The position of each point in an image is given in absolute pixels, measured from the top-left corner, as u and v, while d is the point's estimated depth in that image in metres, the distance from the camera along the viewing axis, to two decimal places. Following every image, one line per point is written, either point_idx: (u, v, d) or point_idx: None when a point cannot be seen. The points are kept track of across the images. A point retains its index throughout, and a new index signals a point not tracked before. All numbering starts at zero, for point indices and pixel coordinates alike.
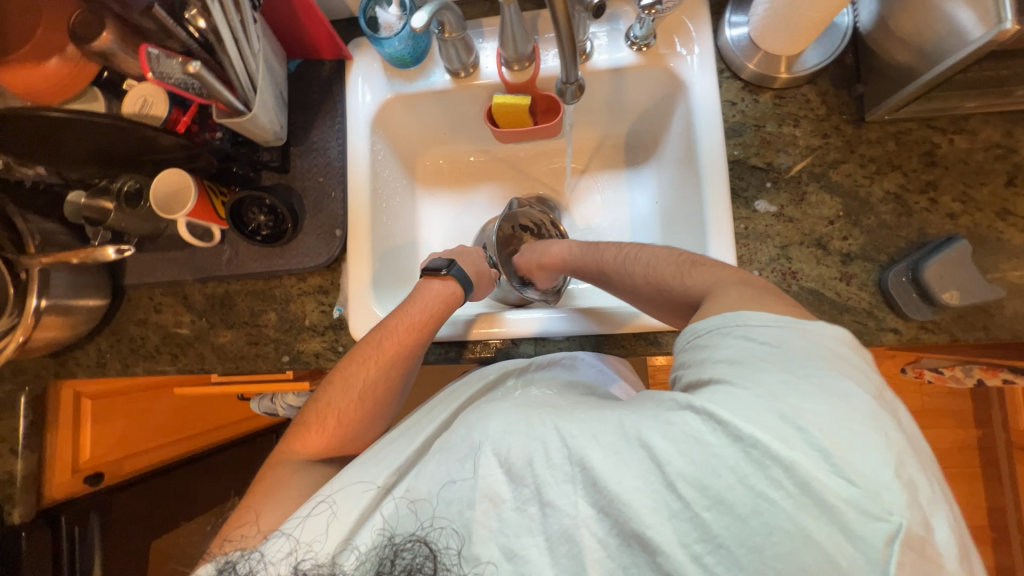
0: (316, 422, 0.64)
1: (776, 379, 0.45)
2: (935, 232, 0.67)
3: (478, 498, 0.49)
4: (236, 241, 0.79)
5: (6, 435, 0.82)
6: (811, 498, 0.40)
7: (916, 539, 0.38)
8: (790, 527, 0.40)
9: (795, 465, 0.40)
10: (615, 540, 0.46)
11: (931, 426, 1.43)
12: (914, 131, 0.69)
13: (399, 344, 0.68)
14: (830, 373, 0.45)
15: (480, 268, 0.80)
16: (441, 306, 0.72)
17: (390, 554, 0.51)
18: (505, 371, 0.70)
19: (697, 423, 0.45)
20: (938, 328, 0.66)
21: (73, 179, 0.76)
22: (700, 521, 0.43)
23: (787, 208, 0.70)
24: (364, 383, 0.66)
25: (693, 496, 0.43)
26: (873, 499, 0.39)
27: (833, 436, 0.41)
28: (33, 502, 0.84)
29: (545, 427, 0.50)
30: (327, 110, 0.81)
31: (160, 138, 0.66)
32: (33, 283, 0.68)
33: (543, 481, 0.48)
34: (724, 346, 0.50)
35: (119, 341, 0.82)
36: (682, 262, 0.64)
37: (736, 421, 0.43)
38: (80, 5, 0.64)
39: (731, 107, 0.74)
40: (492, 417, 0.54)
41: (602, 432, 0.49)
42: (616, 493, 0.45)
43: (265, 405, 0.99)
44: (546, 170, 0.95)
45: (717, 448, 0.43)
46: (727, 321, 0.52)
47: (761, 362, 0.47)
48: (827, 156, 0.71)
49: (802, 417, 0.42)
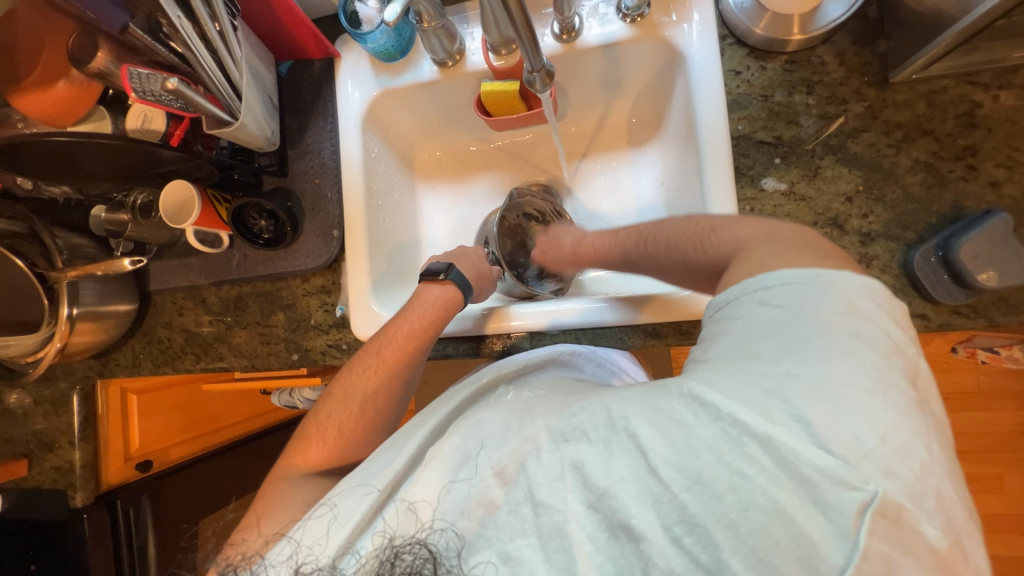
0: (316, 436, 0.66)
1: (774, 347, 0.42)
2: (972, 205, 0.60)
3: (473, 505, 0.48)
4: (243, 245, 0.82)
5: (64, 429, 0.91)
6: (787, 472, 0.37)
7: (892, 506, 0.35)
8: (765, 504, 0.37)
9: (772, 439, 0.37)
10: (605, 534, 0.44)
11: (988, 409, 1.31)
12: (950, 89, 0.61)
13: (398, 352, 0.69)
14: (837, 334, 0.41)
15: (479, 269, 0.79)
16: (439, 313, 0.72)
17: (390, 557, 0.49)
18: (499, 375, 0.68)
19: (682, 408, 0.42)
20: (975, 312, 0.59)
21: (94, 195, 0.81)
22: (679, 501, 0.40)
23: (798, 185, 0.65)
24: (363, 395, 0.68)
25: (672, 476, 0.41)
26: (851, 467, 0.36)
27: (821, 406, 0.37)
28: (92, 487, 0.93)
29: (534, 426, 0.49)
30: (319, 111, 0.81)
31: (160, 153, 0.69)
32: (64, 296, 0.75)
33: (535, 481, 0.46)
34: (738, 317, 0.46)
35: (150, 343, 0.88)
36: (706, 226, 0.58)
37: (718, 399, 0.40)
38: (77, 28, 0.66)
39: (735, 77, 0.68)
40: (486, 421, 0.54)
41: (590, 425, 0.46)
42: (603, 487, 0.43)
43: (285, 398, 1.05)
44: (546, 156, 0.92)
45: (695, 428, 0.41)
46: (745, 287, 0.48)
47: (767, 331, 0.43)
48: (845, 124, 0.64)
49: (787, 388, 0.39)
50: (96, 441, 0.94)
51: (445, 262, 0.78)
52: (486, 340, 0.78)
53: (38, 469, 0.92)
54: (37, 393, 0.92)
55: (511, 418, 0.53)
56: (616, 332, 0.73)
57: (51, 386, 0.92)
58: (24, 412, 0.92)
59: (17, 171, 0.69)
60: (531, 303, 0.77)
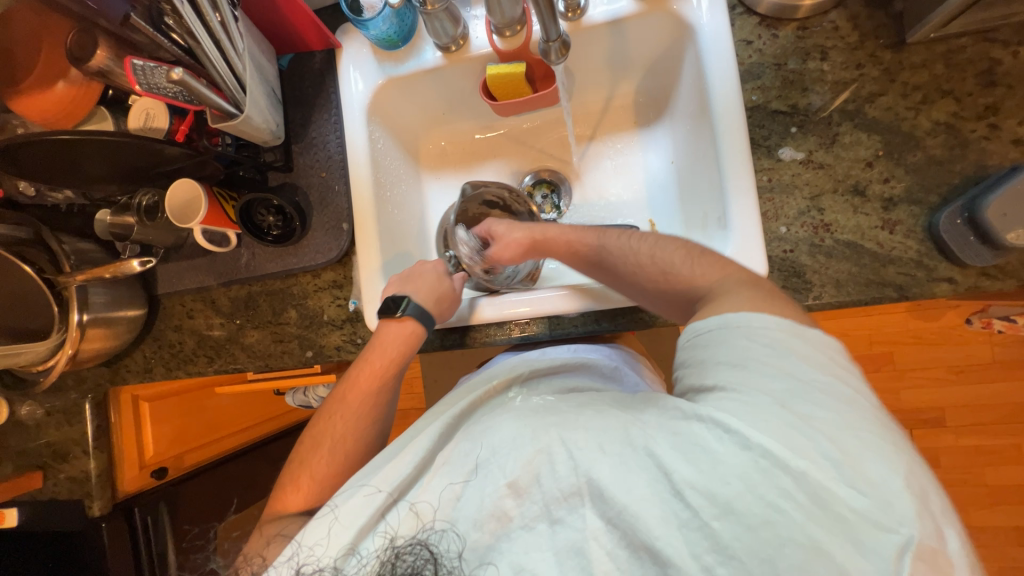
0: (292, 481, 0.62)
1: (781, 386, 0.41)
2: (996, 163, 0.59)
3: (485, 518, 0.44)
4: (252, 243, 0.81)
5: (77, 439, 0.90)
6: (823, 509, 0.36)
7: (928, 551, 0.35)
8: (801, 539, 0.36)
9: (806, 475, 0.37)
10: (625, 552, 0.41)
11: (1003, 379, 1.30)
12: (968, 48, 0.60)
13: (363, 395, 0.67)
14: (813, 370, 0.43)
15: (437, 290, 0.72)
16: (400, 349, 0.69)
17: (391, 558, 0.46)
18: (511, 376, 0.65)
19: (706, 432, 0.40)
20: (1002, 273, 0.58)
21: (98, 199, 0.80)
22: (710, 530, 0.38)
23: (816, 153, 0.63)
24: (332, 439, 0.64)
25: (702, 504, 0.38)
26: (883, 508, 0.36)
27: (841, 444, 0.38)
28: (108, 497, 0.92)
29: (547, 435, 0.45)
30: (323, 103, 0.80)
31: (166, 151, 0.68)
32: (73, 300, 0.73)
33: (550, 496, 0.43)
34: (725, 346, 0.46)
35: (161, 348, 0.87)
36: (691, 249, 0.59)
37: (745, 428, 0.39)
38: (75, 25, 0.65)
39: (746, 46, 0.67)
40: (497, 428, 0.48)
41: (607, 439, 0.43)
42: (623, 504, 0.40)
43: (299, 398, 1.06)
44: (552, 140, 0.90)
45: (723, 456, 0.39)
46: (728, 320, 0.48)
47: (765, 366, 0.43)
48: (862, 89, 0.63)
49: (811, 425, 0.39)
50: (110, 449, 0.93)
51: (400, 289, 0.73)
52: (503, 327, 0.76)
53: (53, 481, 0.91)
54: (48, 404, 0.91)
55: (521, 425, 0.47)
56: (636, 312, 0.72)
57: (62, 396, 0.90)
58: (37, 423, 0.91)
59: (19, 174, 0.67)
60: (512, 294, 0.74)
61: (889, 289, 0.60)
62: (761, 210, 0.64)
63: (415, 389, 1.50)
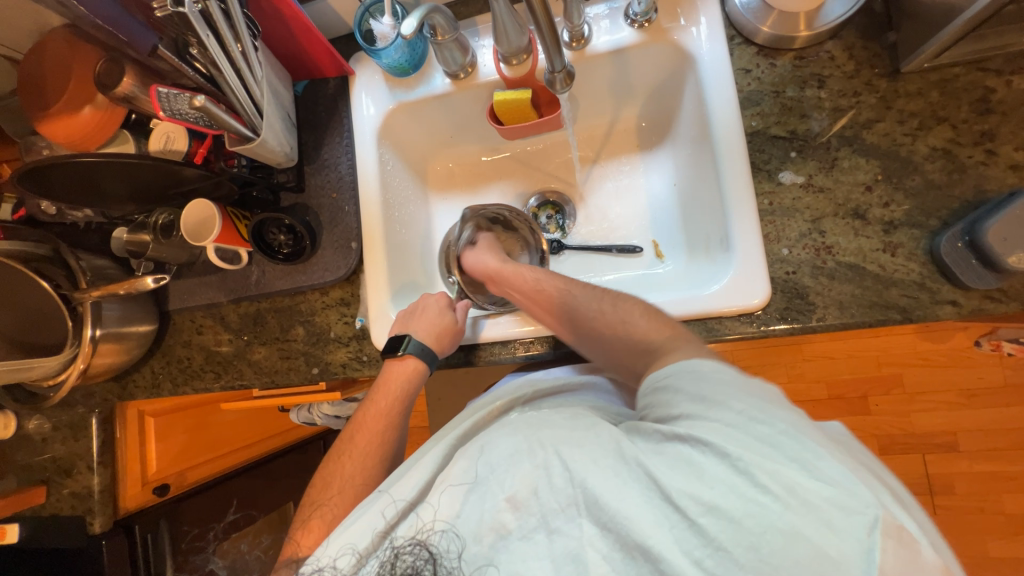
0: (302, 525, 0.61)
1: (740, 409, 0.41)
2: (995, 188, 0.60)
3: (484, 531, 0.44)
4: (262, 261, 0.83)
5: (83, 453, 0.91)
6: (799, 500, 0.36)
7: (893, 526, 0.35)
8: (783, 527, 0.35)
9: (777, 472, 0.37)
10: (619, 554, 0.40)
11: (1016, 404, 1.28)
12: (962, 77, 0.62)
13: (370, 434, 0.67)
14: (768, 395, 0.43)
15: (439, 325, 0.72)
16: (403, 387, 0.70)
17: (391, 558, 0.48)
18: (513, 398, 0.66)
19: (691, 448, 0.40)
20: (1006, 296, 0.58)
21: (117, 217, 0.82)
22: (698, 527, 0.37)
23: (816, 177, 0.65)
24: (341, 480, 0.64)
25: (690, 505, 0.38)
26: (852, 492, 0.36)
27: (806, 448, 0.38)
28: (110, 513, 0.92)
29: (544, 451, 0.45)
30: (335, 126, 0.83)
31: (183, 172, 0.70)
32: (87, 315, 0.75)
33: (548, 508, 0.43)
34: (684, 386, 0.46)
35: (170, 363, 0.88)
36: (647, 307, 0.62)
37: (713, 437, 0.40)
38: (104, 54, 0.69)
39: (745, 75, 0.69)
40: (495, 444, 0.48)
41: (599, 451, 0.43)
42: (616, 510, 0.40)
43: (304, 415, 1.06)
44: (556, 163, 0.92)
45: (704, 463, 0.39)
46: (681, 368, 0.48)
47: (727, 400, 0.42)
48: (859, 116, 0.64)
49: (774, 430, 0.39)
50: (114, 464, 0.94)
51: (404, 323, 0.74)
52: (508, 345, 0.76)
53: (56, 496, 0.91)
54: (56, 418, 0.92)
55: (517, 440, 0.47)
56: None
57: (70, 410, 0.91)
58: (43, 438, 0.91)
59: (42, 194, 0.70)
60: (511, 317, 0.75)
61: (892, 311, 0.60)
62: (762, 231, 0.65)
63: (419, 407, 1.49)
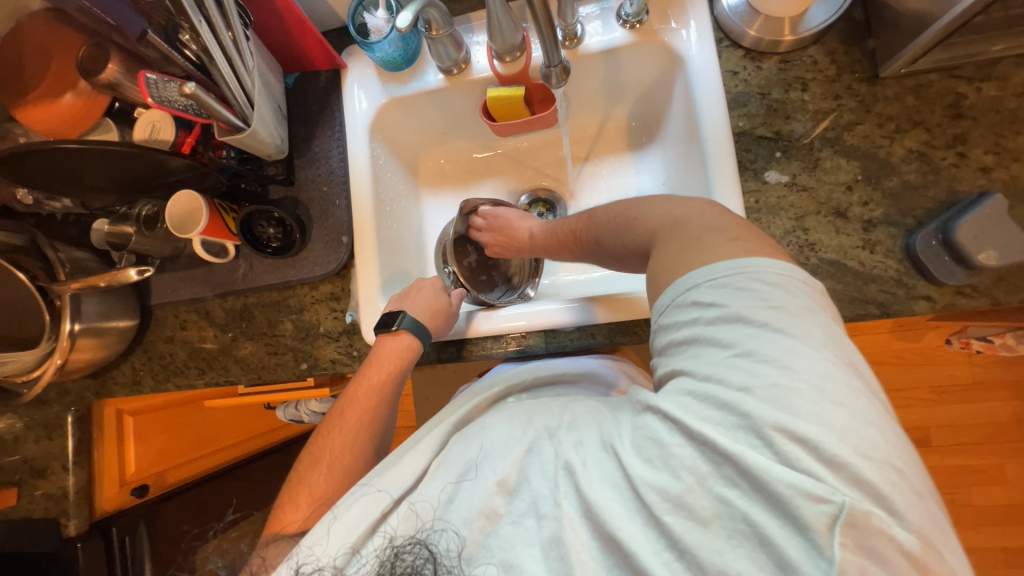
0: (290, 500, 0.61)
1: (723, 355, 0.40)
2: (966, 188, 0.63)
3: (475, 515, 0.44)
4: (250, 255, 0.81)
5: (57, 453, 0.87)
6: (760, 491, 0.36)
7: (862, 515, 0.33)
8: (744, 526, 0.36)
9: (740, 457, 0.36)
10: (597, 544, 0.41)
11: (983, 399, 1.34)
12: (935, 83, 0.65)
13: (361, 410, 0.66)
14: (750, 332, 0.39)
15: (434, 305, 0.73)
16: (397, 365, 0.69)
17: (390, 557, 0.47)
18: (512, 383, 0.66)
19: (658, 425, 0.41)
20: (977, 292, 0.61)
21: (97, 209, 0.80)
22: (664, 526, 0.38)
23: (800, 177, 0.67)
24: (331, 454, 0.63)
25: (655, 498, 0.39)
26: (816, 479, 0.34)
27: (777, 418, 0.36)
28: (86, 515, 0.89)
29: (534, 431, 0.47)
30: (326, 119, 0.82)
31: (170, 161, 0.69)
32: (66, 309, 0.72)
33: (539, 492, 0.44)
34: (682, 323, 0.44)
35: (151, 359, 0.86)
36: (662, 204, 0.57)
37: (686, 417, 0.39)
38: (87, 40, 0.67)
39: (733, 76, 0.71)
40: (490, 428, 0.50)
41: (582, 437, 0.46)
42: (590, 498, 0.42)
43: (290, 412, 1.05)
44: (547, 161, 0.93)
45: (675, 448, 0.39)
46: (680, 285, 0.45)
47: (715, 340, 0.41)
48: (840, 119, 0.67)
49: (744, 403, 0.37)
50: (91, 464, 0.90)
51: (398, 304, 0.75)
52: (500, 340, 0.77)
53: (28, 498, 0.87)
54: (28, 417, 0.88)
55: (511, 424, 0.49)
56: (633, 327, 0.73)
57: (44, 409, 0.88)
58: (14, 437, 0.88)
59: (18, 182, 0.68)
60: (508, 308, 0.76)
61: (872, 306, 0.63)
62: None
63: (406, 406, 1.48)
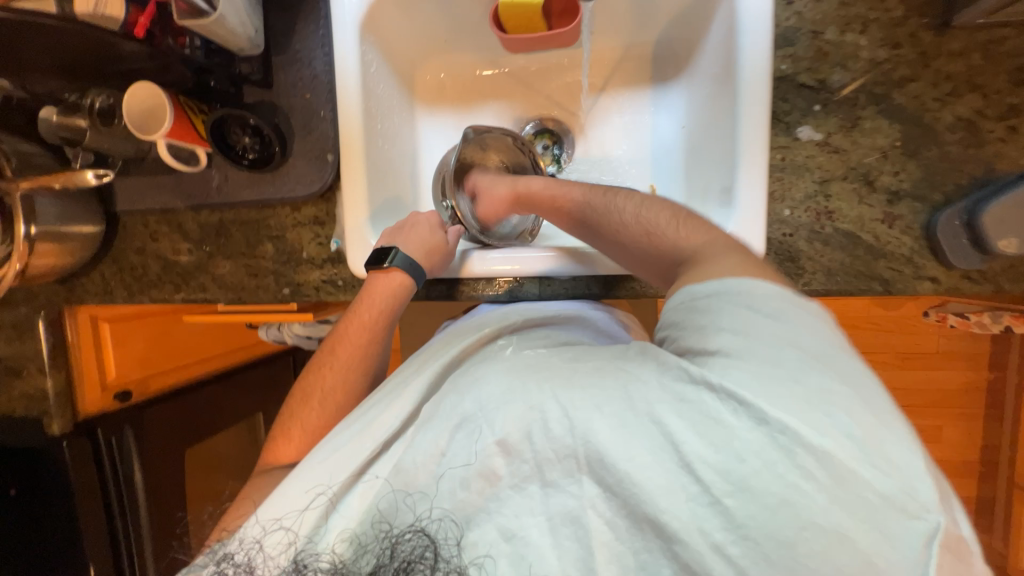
0: (281, 435, 0.61)
1: (787, 356, 0.39)
2: (1006, 167, 0.58)
3: (474, 477, 0.43)
4: (224, 165, 0.74)
5: (31, 355, 0.87)
6: (840, 487, 0.35)
7: (950, 537, 0.35)
8: (823, 523, 0.34)
9: (824, 452, 0.35)
10: (624, 521, 0.41)
11: (941, 367, 1.41)
12: (1008, 40, 0.57)
13: (350, 347, 0.65)
14: (812, 344, 0.40)
15: (428, 242, 0.69)
16: (388, 303, 0.67)
17: (388, 547, 0.44)
18: (502, 325, 0.64)
19: (716, 402, 0.38)
20: (983, 278, 0.60)
21: (42, 94, 0.69)
22: (720, 507, 0.37)
23: (834, 136, 0.61)
24: (321, 392, 0.63)
25: (714, 480, 0.37)
26: (909, 492, 0.35)
27: (859, 420, 0.36)
28: (69, 415, 0.92)
29: (540, 393, 0.43)
30: (309, 10, 0.71)
31: (123, 46, 0.58)
32: (18, 209, 0.65)
33: (544, 457, 0.42)
34: (726, 313, 0.43)
35: (122, 270, 0.81)
36: (678, 212, 0.58)
37: (760, 402, 0.36)
38: None
39: (786, 7, 0.62)
40: (485, 382, 0.46)
41: (603, 399, 0.41)
42: (625, 472, 0.39)
43: (273, 332, 1.04)
44: (559, 87, 0.83)
45: (738, 431, 0.37)
46: (725, 288, 0.45)
47: (771, 339, 0.40)
48: (893, 72, 0.60)
49: (827, 399, 0.36)
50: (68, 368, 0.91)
51: (391, 237, 0.70)
52: (493, 282, 0.74)
53: (8, 396, 0.89)
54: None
55: (511, 381, 0.45)
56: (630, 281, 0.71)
57: (12, 310, 0.86)
58: None
59: None
60: (503, 251, 0.73)
61: (875, 282, 0.61)
62: (768, 189, 0.63)
63: None
